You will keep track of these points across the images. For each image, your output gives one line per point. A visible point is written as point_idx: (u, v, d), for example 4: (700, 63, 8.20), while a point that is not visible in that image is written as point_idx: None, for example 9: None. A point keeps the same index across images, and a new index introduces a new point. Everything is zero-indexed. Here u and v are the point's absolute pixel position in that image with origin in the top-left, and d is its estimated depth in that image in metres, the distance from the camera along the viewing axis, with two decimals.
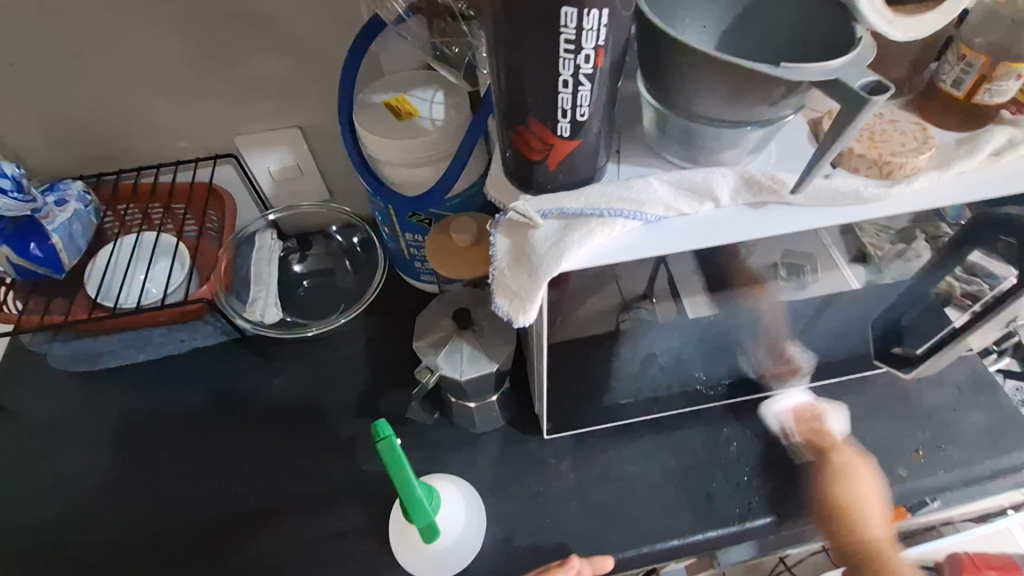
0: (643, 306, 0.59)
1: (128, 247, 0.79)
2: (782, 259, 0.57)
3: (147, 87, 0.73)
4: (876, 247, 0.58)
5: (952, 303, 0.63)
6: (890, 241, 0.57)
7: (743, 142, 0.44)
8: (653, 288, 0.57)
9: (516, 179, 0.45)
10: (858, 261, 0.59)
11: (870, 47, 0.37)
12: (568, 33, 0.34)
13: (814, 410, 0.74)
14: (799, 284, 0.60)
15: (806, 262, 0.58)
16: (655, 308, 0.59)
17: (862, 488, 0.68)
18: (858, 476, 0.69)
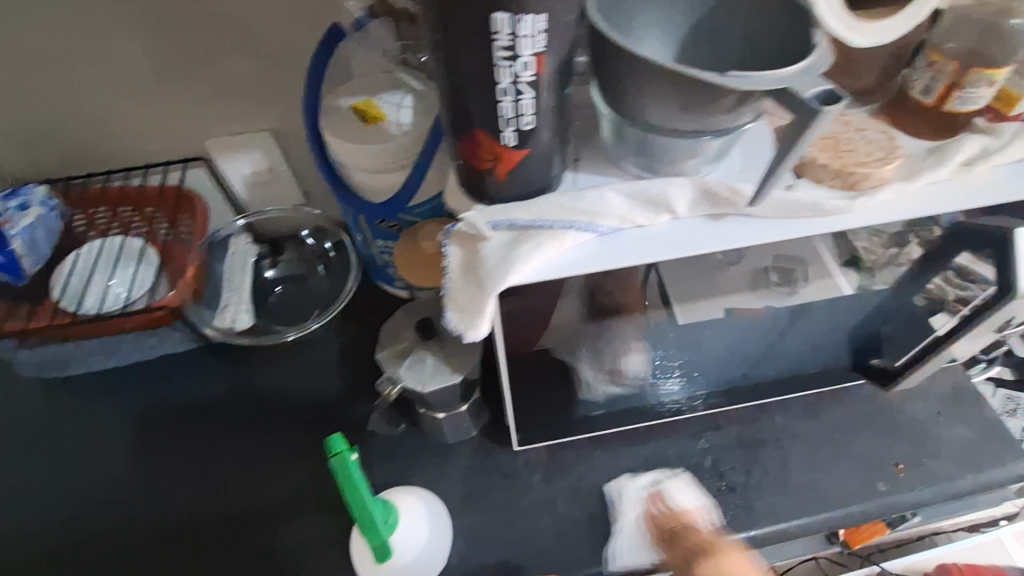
0: (635, 312, 0.59)
1: (91, 251, 0.77)
2: (773, 263, 0.58)
3: (113, 90, 0.72)
4: (869, 253, 0.57)
5: (942, 308, 0.61)
6: (883, 246, 0.56)
7: (703, 151, 0.42)
8: (647, 292, 0.57)
9: (467, 189, 0.44)
10: (851, 267, 0.59)
11: (825, 53, 0.36)
12: (503, 39, 0.33)
13: (651, 491, 0.67)
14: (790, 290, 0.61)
15: (798, 268, 0.59)
16: (647, 313, 0.60)
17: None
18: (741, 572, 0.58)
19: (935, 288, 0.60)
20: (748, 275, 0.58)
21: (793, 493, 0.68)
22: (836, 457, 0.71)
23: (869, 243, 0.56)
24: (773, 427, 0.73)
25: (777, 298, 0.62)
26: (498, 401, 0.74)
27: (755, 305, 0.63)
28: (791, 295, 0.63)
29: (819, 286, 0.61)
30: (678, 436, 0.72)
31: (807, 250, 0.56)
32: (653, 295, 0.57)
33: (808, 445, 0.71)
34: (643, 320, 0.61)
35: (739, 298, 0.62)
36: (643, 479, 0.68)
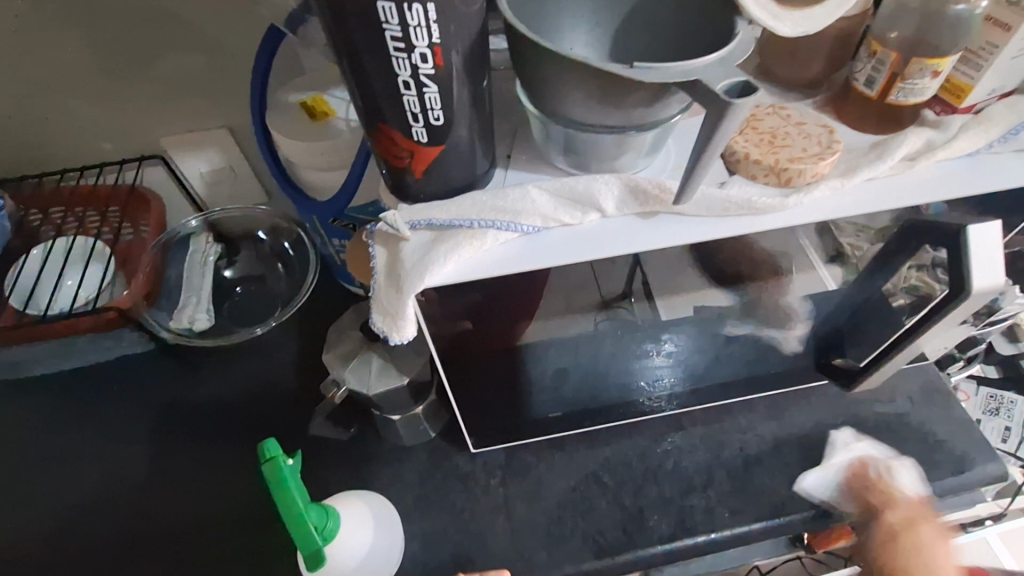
0: (622, 306, 0.54)
1: (43, 254, 0.76)
2: (758, 259, 0.52)
3: (58, 88, 0.70)
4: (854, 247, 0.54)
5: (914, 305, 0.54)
6: (869, 241, 0.52)
7: (635, 146, 0.41)
8: (633, 287, 0.52)
9: (391, 187, 0.43)
10: (835, 262, 0.55)
11: (747, 43, 0.34)
12: (394, 30, 0.31)
13: (877, 462, 0.67)
14: (774, 285, 0.55)
15: (781, 261, 0.54)
16: (633, 305, 0.55)
17: (936, 560, 0.64)
18: (931, 549, 0.64)
19: (920, 280, 0.52)
20: (732, 270, 0.53)
21: (756, 497, 0.66)
22: (801, 459, 0.69)
23: (855, 238, 0.53)
24: (737, 428, 0.71)
25: (752, 294, 0.57)
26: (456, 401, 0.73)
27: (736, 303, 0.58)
28: (769, 295, 0.58)
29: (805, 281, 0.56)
30: (639, 437, 0.71)
31: (794, 244, 0.50)
32: (640, 289, 0.53)
33: (772, 446, 0.70)
34: (629, 315, 0.56)
35: (723, 291, 0.56)
36: (866, 447, 0.68)
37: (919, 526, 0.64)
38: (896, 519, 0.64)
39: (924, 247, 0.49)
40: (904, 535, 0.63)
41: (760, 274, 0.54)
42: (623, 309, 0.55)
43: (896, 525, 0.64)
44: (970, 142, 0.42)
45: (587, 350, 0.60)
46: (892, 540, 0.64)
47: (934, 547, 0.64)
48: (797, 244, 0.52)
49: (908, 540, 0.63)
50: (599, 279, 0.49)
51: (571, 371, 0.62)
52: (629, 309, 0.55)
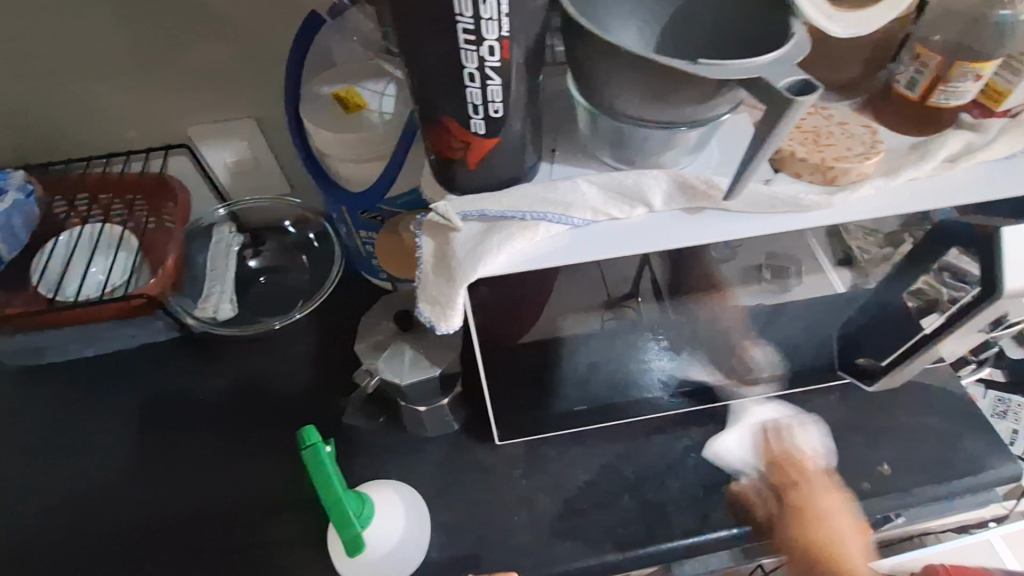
0: (628, 307, 0.56)
1: (71, 240, 0.75)
2: (767, 260, 0.54)
3: (89, 75, 0.70)
4: (863, 250, 0.55)
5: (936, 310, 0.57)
6: (877, 245, 0.54)
7: (680, 142, 0.41)
8: (640, 287, 0.54)
9: (439, 178, 0.43)
10: (846, 265, 0.56)
11: (804, 44, 0.35)
12: (467, 22, 0.32)
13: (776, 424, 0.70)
14: (781, 286, 0.57)
15: (791, 264, 0.56)
16: (638, 305, 0.56)
17: (840, 515, 0.64)
18: (840, 520, 0.64)
19: (928, 286, 0.57)
20: (738, 271, 0.55)
21: (775, 493, 0.67)
22: (820, 457, 0.69)
23: (862, 241, 0.54)
24: (758, 425, 0.71)
25: (765, 294, 0.59)
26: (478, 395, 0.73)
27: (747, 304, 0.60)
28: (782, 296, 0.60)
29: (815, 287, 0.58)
30: (660, 433, 0.71)
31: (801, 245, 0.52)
32: (647, 288, 0.54)
33: (791, 444, 0.70)
34: (637, 316, 0.58)
35: (731, 293, 0.58)
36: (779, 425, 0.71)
37: (815, 482, 0.66)
38: (806, 480, 0.66)
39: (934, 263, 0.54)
40: (796, 481, 0.66)
41: (768, 275, 0.57)
42: (630, 311, 0.56)
43: (800, 483, 0.66)
44: (1010, 144, 0.43)
45: (606, 345, 0.62)
46: (801, 505, 0.64)
47: (835, 503, 0.65)
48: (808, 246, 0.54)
49: (807, 490, 0.65)
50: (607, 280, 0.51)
51: (602, 366, 0.63)
52: (636, 309, 0.56)
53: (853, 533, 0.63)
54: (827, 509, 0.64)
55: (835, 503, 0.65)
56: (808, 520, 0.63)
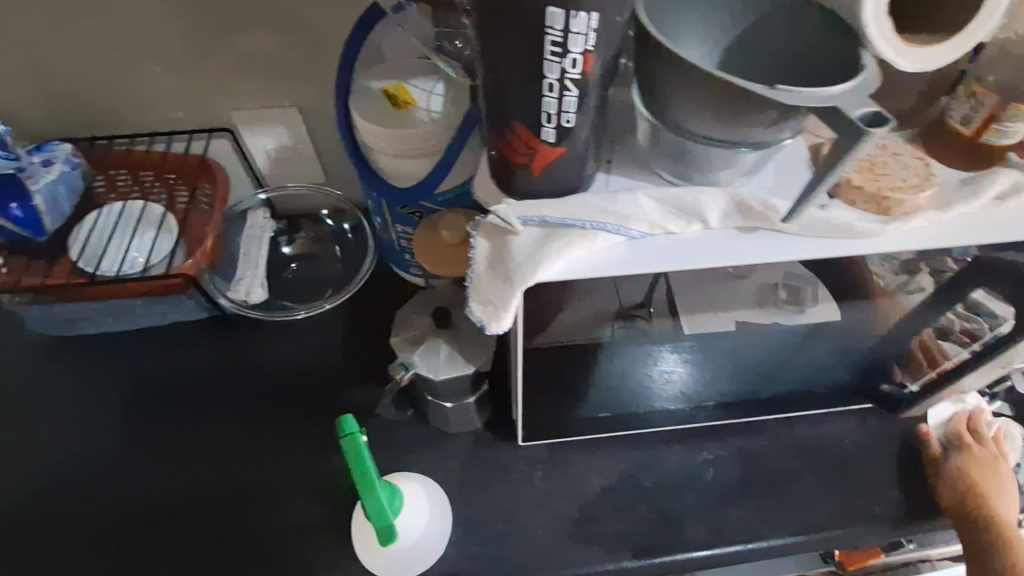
0: (638, 316, 0.59)
1: (115, 214, 0.77)
2: (783, 280, 0.58)
3: (141, 54, 0.71)
4: (880, 277, 0.57)
5: (951, 339, 0.62)
6: (894, 271, 0.56)
7: (737, 163, 0.42)
8: (652, 299, 0.57)
9: (498, 181, 0.44)
10: (863, 290, 0.59)
11: (874, 78, 0.36)
12: (555, 35, 0.33)
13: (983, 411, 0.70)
14: (797, 307, 0.61)
15: (807, 286, 0.59)
16: (652, 322, 0.60)
17: (1009, 500, 0.65)
18: (1011, 488, 0.65)
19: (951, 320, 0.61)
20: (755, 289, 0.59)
21: (791, 511, 0.68)
22: (837, 479, 0.70)
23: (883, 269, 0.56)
24: (777, 444, 0.72)
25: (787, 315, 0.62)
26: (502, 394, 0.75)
27: (764, 321, 0.63)
28: (798, 315, 0.62)
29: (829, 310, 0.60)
30: (681, 445, 0.72)
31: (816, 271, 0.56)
32: (661, 304, 0.58)
33: (809, 464, 0.71)
34: (648, 326, 0.60)
35: (747, 312, 0.61)
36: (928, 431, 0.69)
37: (990, 464, 0.66)
38: (982, 456, 0.67)
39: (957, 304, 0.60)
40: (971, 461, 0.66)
41: (784, 297, 0.60)
42: (640, 321, 0.60)
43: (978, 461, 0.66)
44: None
45: (634, 353, 0.64)
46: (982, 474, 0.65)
47: (1006, 490, 0.65)
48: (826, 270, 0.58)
49: (993, 473, 0.66)
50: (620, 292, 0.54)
51: (634, 374, 0.66)
52: (646, 319, 0.59)
53: (1010, 492, 0.65)
54: (1000, 492, 0.64)
55: (1008, 489, 0.65)
56: (991, 492, 0.64)
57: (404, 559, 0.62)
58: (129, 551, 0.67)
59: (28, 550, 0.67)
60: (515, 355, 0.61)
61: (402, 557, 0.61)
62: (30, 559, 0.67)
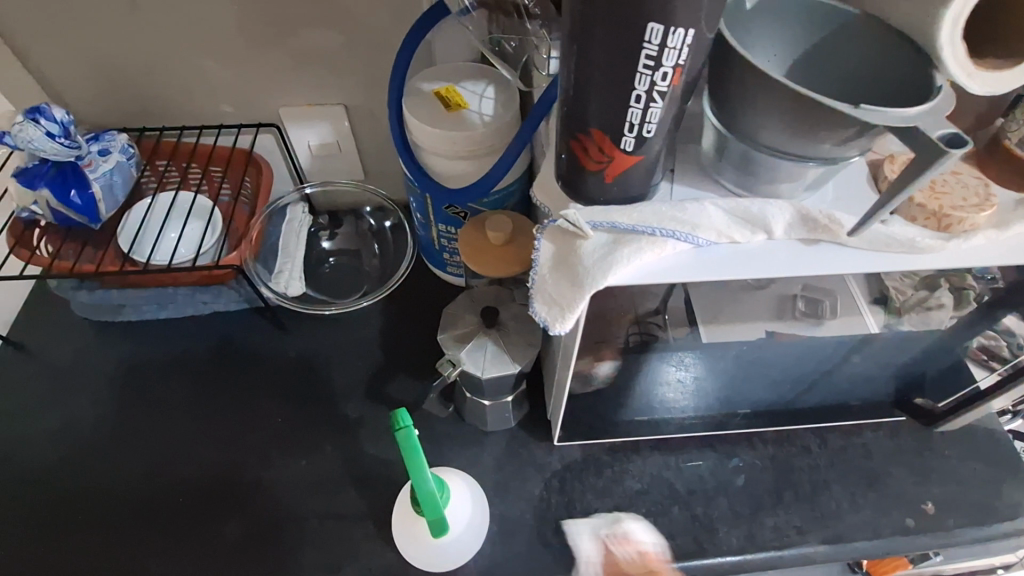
0: (653, 322, 0.58)
1: (164, 205, 0.79)
2: (801, 292, 0.57)
3: (197, 49, 0.72)
4: (898, 293, 0.58)
5: (970, 358, 0.66)
6: (913, 288, 0.57)
7: (800, 177, 0.43)
8: (666, 305, 0.56)
9: (565, 186, 0.46)
10: (879, 305, 0.59)
11: (949, 99, 0.37)
12: (651, 49, 0.34)
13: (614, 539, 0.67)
14: (817, 320, 0.61)
15: (825, 297, 0.59)
16: (669, 332, 0.60)
17: None
18: None
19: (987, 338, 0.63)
20: (773, 301, 0.58)
21: (823, 520, 0.69)
22: (866, 490, 0.71)
23: (901, 283, 0.56)
24: (808, 454, 0.73)
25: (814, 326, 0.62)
26: (537, 393, 0.76)
27: (782, 332, 0.62)
28: (814, 328, 0.62)
29: (848, 322, 0.60)
30: (712, 451, 0.73)
31: (839, 285, 0.55)
32: (677, 313, 0.57)
33: (840, 474, 0.72)
34: (663, 337, 0.60)
35: (768, 323, 0.61)
36: (597, 521, 0.68)
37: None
38: None
39: (991, 327, 0.62)
40: None
41: (802, 307, 0.60)
42: (656, 329, 0.59)
43: None
44: None
45: (678, 363, 0.65)
46: None
47: None
48: (846, 285, 0.56)
49: None
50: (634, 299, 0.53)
51: (677, 381, 0.68)
52: (661, 328, 0.58)
53: None
54: None
55: None
56: None
57: (436, 552, 0.62)
58: (170, 536, 0.68)
59: (74, 530, 0.68)
60: (562, 357, 0.62)
61: (435, 550, 0.62)
62: (77, 539, 0.68)
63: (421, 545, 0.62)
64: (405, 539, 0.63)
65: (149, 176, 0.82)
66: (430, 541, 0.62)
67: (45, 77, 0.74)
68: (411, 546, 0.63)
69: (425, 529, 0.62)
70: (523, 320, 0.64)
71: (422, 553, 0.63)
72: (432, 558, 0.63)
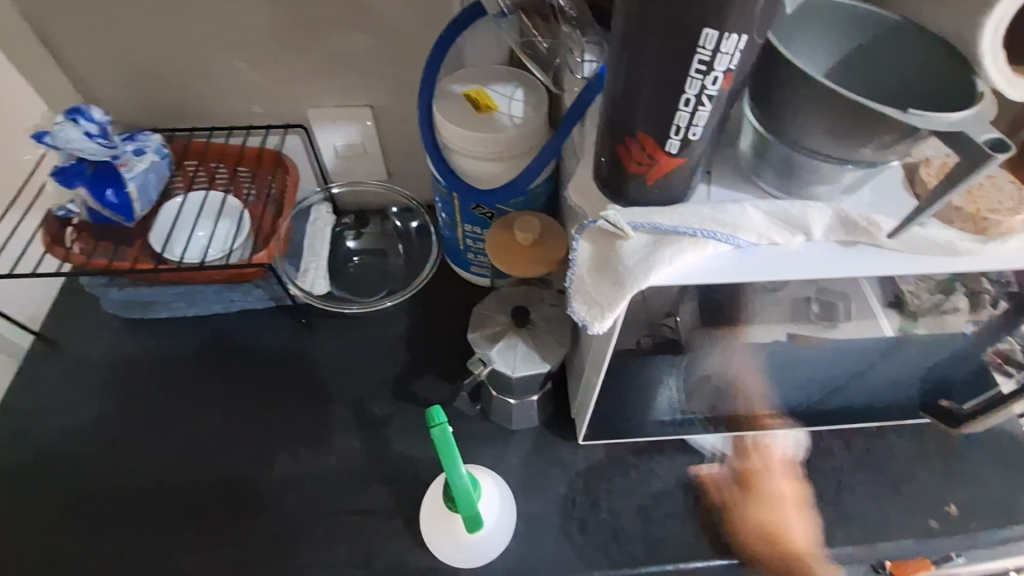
0: (666, 323, 0.58)
1: (194, 204, 0.81)
2: (816, 295, 0.57)
3: (230, 52, 0.73)
4: (914, 296, 0.57)
5: (993, 368, 0.66)
6: (929, 292, 0.57)
7: (837, 180, 0.44)
8: (681, 309, 0.56)
9: (605, 188, 0.46)
10: (895, 309, 0.58)
11: (992, 104, 0.38)
12: (704, 54, 0.35)
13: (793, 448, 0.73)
14: (831, 323, 0.60)
15: (840, 301, 0.58)
16: (682, 337, 0.59)
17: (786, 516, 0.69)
18: (790, 507, 0.70)
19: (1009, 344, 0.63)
20: (788, 306, 0.57)
21: (847, 521, 0.69)
22: (890, 491, 0.71)
23: (914, 286, 0.56)
24: (830, 455, 0.73)
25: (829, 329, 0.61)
26: (561, 393, 0.77)
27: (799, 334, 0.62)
28: (823, 333, 0.62)
29: (861, 326, 0.60)
30: (735, 451, 0.74)
31: (855, 286, 0.54)
32: (688, 316, 0.57)
33: (863, 476, 0.72)
34: (683, 343, 0.61)
35: (788, 326, 0.61)
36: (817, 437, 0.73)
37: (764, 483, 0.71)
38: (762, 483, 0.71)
39: (1009, 335, 0.62)
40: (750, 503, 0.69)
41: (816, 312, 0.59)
42: (667, 331, 0.59)
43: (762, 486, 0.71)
44: None
45: (698, 365, 0.65)
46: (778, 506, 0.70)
47: (779, 512, 0.69)
48: (860, 289, 0.56)
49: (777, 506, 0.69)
50: (649, 300, 0.53)
51: (697, 383, 0.68)
52: (673, 330, 0.59)
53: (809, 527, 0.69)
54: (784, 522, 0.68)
55: (792, 514, 0.69)
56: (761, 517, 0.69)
57: (466, 548, 0.63)
58: (201, 530, 0.69)
59: (107, 523, 0.69)
60: (591, 356, 0.63)
61: (467, 547, 0.63)
62: (111, 534, 0.69)
63: (452, 543, 0.63)
64: (435, 536, 0.64)
65: (178, 176, 0.83)
66: (462, 538, 0.63)
67: (81, 79, 0.75)
68: (441, 542, 0.64)
69: (456, 524, 0.62)
70: (552, 320, 0.65)
71: (454, 550, 0.63)
72: (463, 554, 0.63)
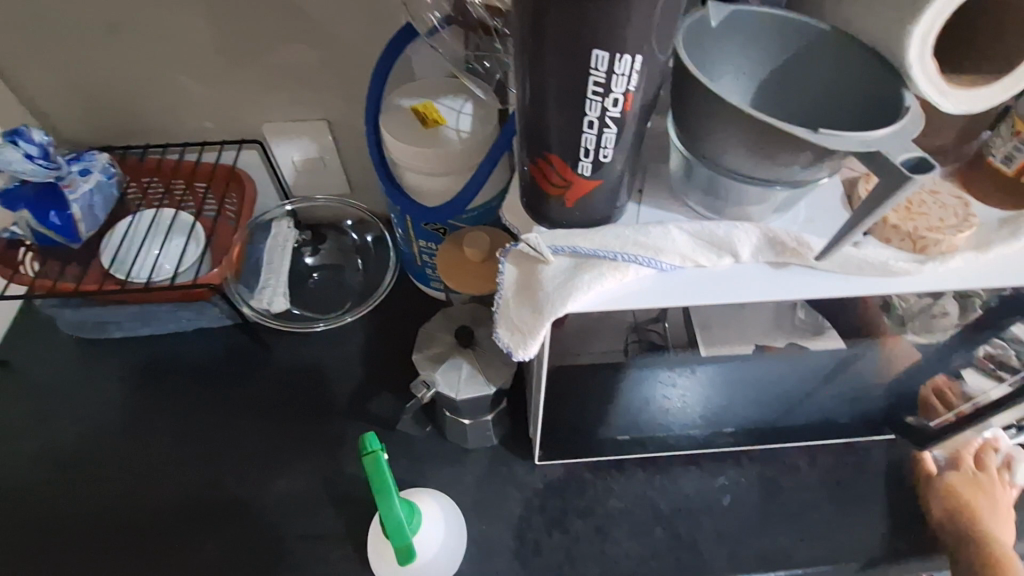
0: (655, 330, 0.56)
1: (146, 222, 0.80)
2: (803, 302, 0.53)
3: (177, 69, 0.72)
4: (903, 299, 0.54)
5: (974, 365, 0.63)
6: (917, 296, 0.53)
7: (769, 200, 0.42)
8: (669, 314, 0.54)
9: (529, 210, 0.45)
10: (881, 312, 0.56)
11: (918, 118, 0.36)
12: (598, 75, 0.34)
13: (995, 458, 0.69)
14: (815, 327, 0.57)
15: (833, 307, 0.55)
16: (671, 348, 0.58)
17: None
18: None
19: (996, 348, 0.61)
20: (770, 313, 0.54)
21: (811, 541, 0.67)
22: (857, 510, 0.69)
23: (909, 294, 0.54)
24: (796, 472, 0.71)
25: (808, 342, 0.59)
26: (519, 412, 0.75)
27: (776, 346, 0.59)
28: (808, 341, 0.59)
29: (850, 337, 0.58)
30: (699, 470, 0.71)
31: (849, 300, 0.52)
32: (677, 323, 0.56)
33: (831, 494, 0.70)
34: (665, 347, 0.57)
35: (760, 337, 0.58)
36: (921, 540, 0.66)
37: None
38: None
39: (998, 336, 0.59)
40: None
41: (802, 314, 0.56)
42: (655, 335, 0.57)
43: None
44: None
45: (666, 381, 0.64)
46: None
47: None
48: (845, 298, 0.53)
49: None
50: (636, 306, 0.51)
51: (662, 396, 0.66)
52: (661, 335, 0.56)
53: None
54: None
55: None
56: None
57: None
58: (148, 555, 0.68)
59: (54, 547, 0.69)
60: (537, 377, 0.61)
61: None
62: (59, 558, 0.68)
63: (392, 568, 0.62)
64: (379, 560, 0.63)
65: (134, 190, 0.82)
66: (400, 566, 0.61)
67: (31, 98, 0.75)
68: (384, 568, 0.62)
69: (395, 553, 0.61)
70: None
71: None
72: None
